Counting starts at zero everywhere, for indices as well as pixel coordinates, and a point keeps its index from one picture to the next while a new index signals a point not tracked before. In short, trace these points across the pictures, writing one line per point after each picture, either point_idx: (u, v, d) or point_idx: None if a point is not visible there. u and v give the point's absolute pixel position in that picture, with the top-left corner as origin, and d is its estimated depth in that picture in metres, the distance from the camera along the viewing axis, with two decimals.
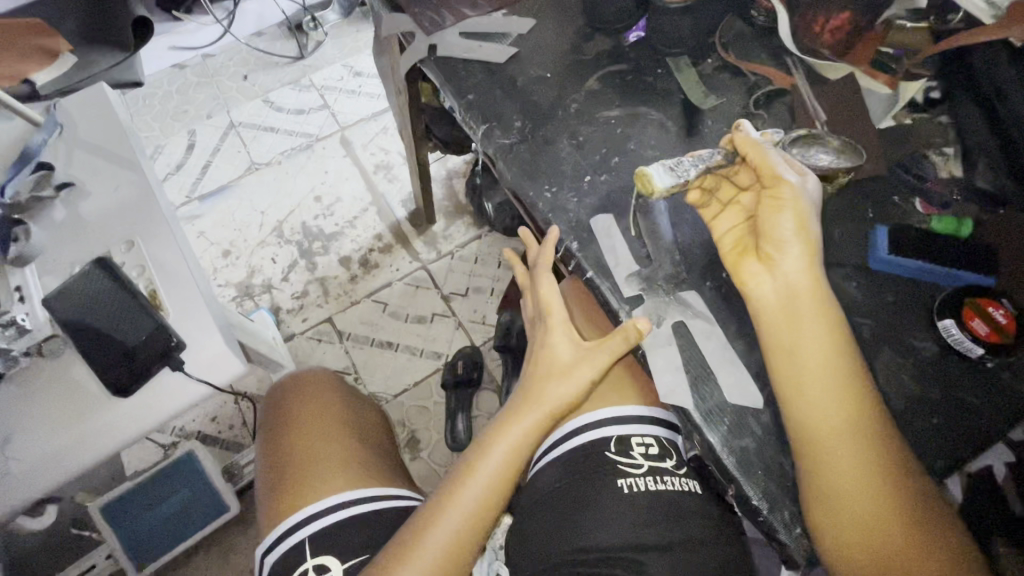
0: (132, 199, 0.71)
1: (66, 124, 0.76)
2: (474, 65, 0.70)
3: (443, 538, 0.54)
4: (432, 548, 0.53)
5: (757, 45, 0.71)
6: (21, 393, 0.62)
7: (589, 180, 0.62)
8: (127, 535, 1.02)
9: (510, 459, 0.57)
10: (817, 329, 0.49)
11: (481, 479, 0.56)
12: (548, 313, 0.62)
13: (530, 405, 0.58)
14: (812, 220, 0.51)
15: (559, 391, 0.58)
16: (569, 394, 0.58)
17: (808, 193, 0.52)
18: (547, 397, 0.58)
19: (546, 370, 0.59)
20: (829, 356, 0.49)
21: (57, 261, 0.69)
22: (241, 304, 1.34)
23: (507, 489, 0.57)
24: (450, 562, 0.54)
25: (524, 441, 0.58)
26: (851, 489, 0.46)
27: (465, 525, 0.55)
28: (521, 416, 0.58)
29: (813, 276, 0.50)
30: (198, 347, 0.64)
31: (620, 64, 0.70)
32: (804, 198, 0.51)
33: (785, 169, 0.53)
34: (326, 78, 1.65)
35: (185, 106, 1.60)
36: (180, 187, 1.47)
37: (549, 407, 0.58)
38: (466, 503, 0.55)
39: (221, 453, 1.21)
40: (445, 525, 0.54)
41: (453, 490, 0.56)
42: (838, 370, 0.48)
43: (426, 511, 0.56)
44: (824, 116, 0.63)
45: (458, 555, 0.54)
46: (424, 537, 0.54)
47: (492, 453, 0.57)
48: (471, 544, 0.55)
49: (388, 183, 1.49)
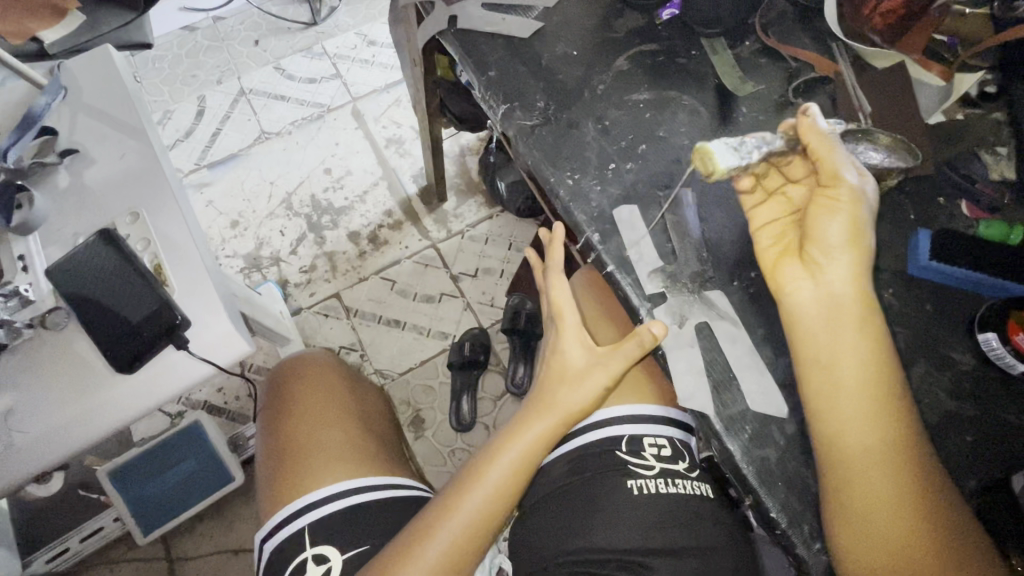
0: (137, 168, 0.69)
1: (70, 87, 0.73)
2: (496, 39, 0.66)
3: (447, 540, 0.52)
4: (438, 550, 0.52)
5: (800, 28, 0.66)
6: (24, 365, 0.61)
7: (614, 168, 0.59)
8: (134, 501, 1.03)
9: (522, 461, 0.55)
10: (858, 337, 0.45)
11: (490, 482, 0.54)
12: (558, 315, 0.58)
13: (542, 408, 0.56)
14: (867, 230, 0.47)
15: (571, 398, 0.55)
16: (581, 401, 0.55)
17: (868, 198, 0.47)
18: (559, 402, 0.56)
19: (558, 375, 0.57)
20: (869, 368, 0.45)
21: (61, 231, 0.67)
22: (249, 276, 1.32)
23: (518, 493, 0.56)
24: (456, 563, 0.52)
25: (536, 445, 0.56)
26: (877, 508, 0.44)
27: (471, 527, 0.53)
28: (533, 420, 0.56)
29: (859, 289, 0.46)
30: (202, 326, 0.63)
31: (651, 44, 0.66)
32: (863, 203, 0.46)
33: (849, 167, 0.47)
34: (339, 46, 1.60)
35: (195, 70, 1.56)
36: (189, 155, 1.45)
37: (561, 412, 0.55)
38: (474, 505, 0.54)
39: (227, 424, 1.21)
40: (450, 527, 0.53)
41: (461, 492, 0.55)
42: (876, 383, 0.45)
43: (432, 511, 0.55)
44: (870, 108, 0.59)
45: (463, 556, 0.53)
46: (431, 538, 0.52)
47: (503, 456, 0.56)
48: (478, 547, 0.54)
49: (400, 158, 1.45)
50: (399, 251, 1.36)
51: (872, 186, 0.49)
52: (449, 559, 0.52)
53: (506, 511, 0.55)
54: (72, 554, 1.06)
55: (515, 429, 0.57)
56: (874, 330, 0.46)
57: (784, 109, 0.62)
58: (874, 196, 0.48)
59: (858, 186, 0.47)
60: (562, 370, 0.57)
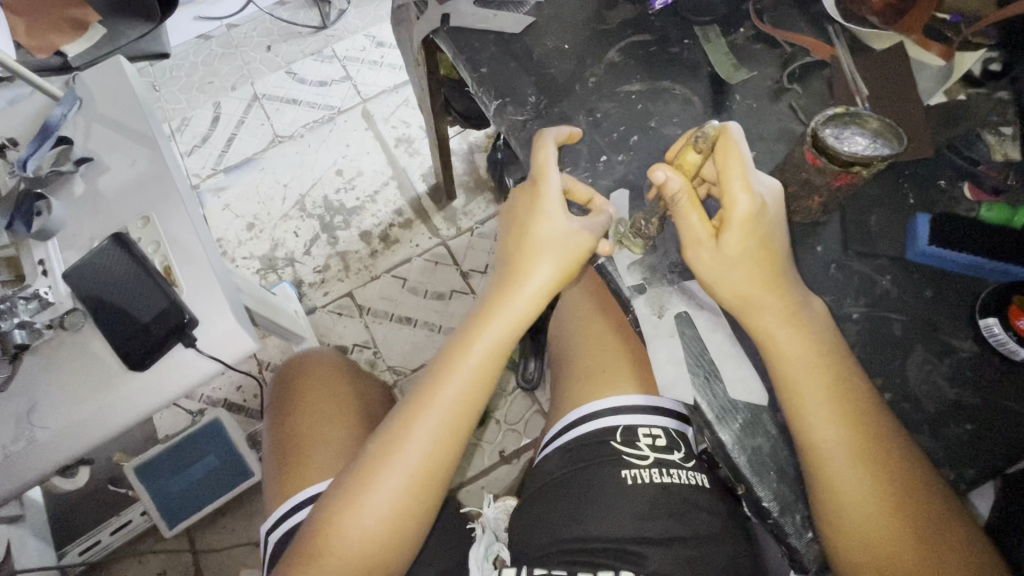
0: (149, 174, 0.71)
1: (85, 98, 0.76)
2: (488, 36, 0.67)
3: (423, 440, 0.54)
4: (397, 479, 0.53)
5: (796, 11, 0.65)
6: (44, 365, 0.64)
7: (605, 161, 0.59)
8: (159, 494, 1.08)
9: (492, 350, 0.56)
10: (788, 335, 0.47)
11: (443, 402, 0.55)
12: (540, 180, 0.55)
13: (502, 304, 0.56)
14: (729, 280, 0.48)
15: (541, 276, 0.55)
16: (551, 277, 0.55)
17: (709, 259, 0.49)
18: (524, 286, 0.55)
19: (517, 263, 0.56)
20: (821, 361, 0.47)
21: (77, 236, 0.71)
22: (265, 277, 1.36)
23: (474, 409, 0.57)
24: (424, 476, 0.54)
25: (491, 355, 0.56)
26: (854, 497, 0.44)
27: (446, 422, 0.55)
28: (489, 323, 0.56)
29: (790, 325, 0.47)
30: (209, 325, 0.65)
31: (643, 34, 0.65)
32: (715, 269, 0.48)
33: (694, 242, 0.49)
34: (348, 48, 1.62)
35: (210, 77, 1.60)
36: (205, 160, 1.49)
37: (528, 294, 0.55)
38: (427, 431, 0.54)
39: (245, 421, 1.24)
40: (424, 427, 0.54)
41: (411, 414, 0.55)
42: (832, 373, 0.46)
43: (381, 440, 0.55)
44: (867, 91, 0.58)
45: (441, 452, 0.54)
46: (388, 468, 0.53)
47: (456, 374, 0.55)
48: (438, 472, 0.55)
49: (409, 157, 1.47)
50: (409, 249, 1.38)
51: (724, 240, 0.48)
52: (414, 474, 0.53)
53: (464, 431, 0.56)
54: (102, 546, 1.11)
55: (481, 320, 0.56)
56: (805, 326, 0.47)
57: (779, 95, 0.61)
58: (724, 252, 0.48)
59: (693, 250, 0.49)
60: (517, 272, 0.56)
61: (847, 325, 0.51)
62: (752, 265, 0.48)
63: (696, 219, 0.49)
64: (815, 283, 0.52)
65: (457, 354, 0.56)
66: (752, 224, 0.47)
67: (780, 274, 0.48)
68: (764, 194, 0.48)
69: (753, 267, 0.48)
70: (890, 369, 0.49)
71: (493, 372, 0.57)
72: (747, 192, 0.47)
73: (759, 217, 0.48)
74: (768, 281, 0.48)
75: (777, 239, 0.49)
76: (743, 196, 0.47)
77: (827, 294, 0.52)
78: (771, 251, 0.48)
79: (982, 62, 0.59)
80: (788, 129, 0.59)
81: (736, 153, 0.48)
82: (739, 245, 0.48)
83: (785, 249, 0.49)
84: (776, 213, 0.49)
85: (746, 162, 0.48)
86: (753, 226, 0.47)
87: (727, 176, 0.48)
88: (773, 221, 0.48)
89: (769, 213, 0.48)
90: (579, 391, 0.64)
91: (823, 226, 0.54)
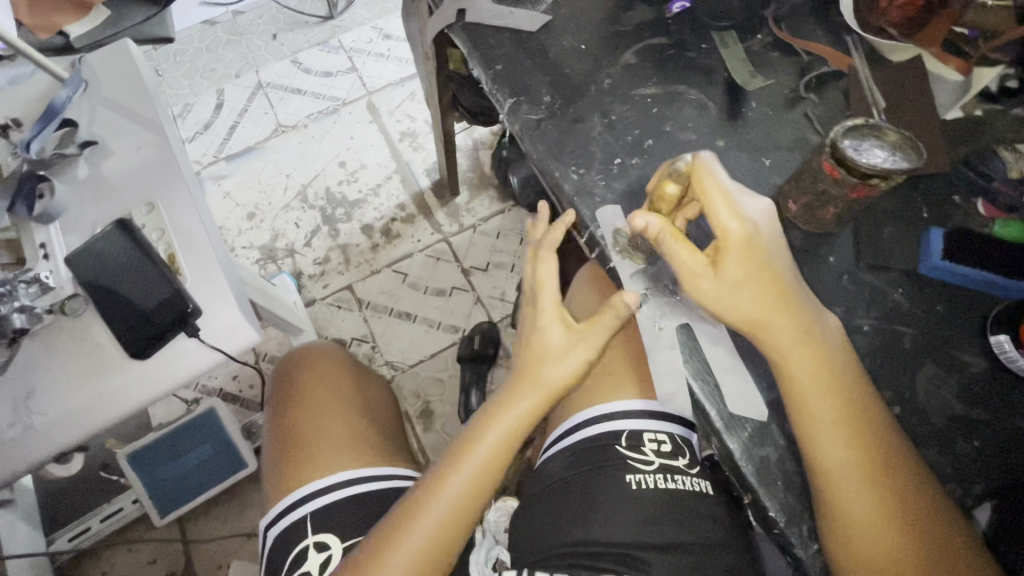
0: (154, 160, 0.71)
1: (90, 81, 0.75)
2: (504, 33, 0.66)
3: (432, 524, 0.52)
4: (403, 561, 0.50)
5: (814, 20, 0.64)
6: (42, 350, 0.63)
7: (619, 163, 0.59)
8: (151, 483, 1.07)
9: (507, 438, 0.55)
10: (800, 349, 0.47)
11: (455, 485, 0.53)
12: (540, 289, 0.57)
13: (518, 394, 0.55)
14: (735, 305, 0.47)
15: (556, 372, 0.55)
16: (566, 375, 0.55)
17: (710, 289, 0.48)
18: (539, 381, 0.55)
19: (538, 350, 0.56)
20: (830, 376, 0.46)
21: (79, 220, 0.69)
22: (264, 267, 1.35)
23: (485, 495, 0.55)
24: (432, 562, 0.51)
25: (513, 437, 0.55)
26: (861, 512, 0.44)
27: (456, 506, 0.53)
28: (511, 405, 0.55)
29: (802, 340, 0.47)
30: (212, 315, 0.64)
31: (660, 37, 0.65)
32: (716, 299, 0.47)
33: (691, 278, 0.48)
34: (354, 40, 1.61)
35: (214, 63, 1.58)
36: (207, 147, 1.47)
37: (544, 389, 0.55)
38: (438, 514, 0.52)
39: (241, 411, 1.23)
40: (435, 510, 0.52)
41: (430, 489, 0.53)
42: (842, 388, 0.46)
43: (391, 521, 0.53)
44: (884, 103, 0.58)
45: (449, 537, 0.52)
46: (396, 549, 0.51)
47: (468, 462, 0.54)
48: (445, 555, 0.52)
49: (413, 151, 1.46)
50: (411, 245, 1.37)
51: (724, 267, 0.47)
52: (422, 559, 0.51)
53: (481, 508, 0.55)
54: (92, 534, 1.11)
55: (497, 407, 0.56)
56: (817, 335, 0.47)
57: (794, 104, 0.60)
58: (727, 279, 0.47)
59: (693, 283, 0.48)
60: (532, 369, 0.56)
61: (858, 337, 0.51)
62: (757, 287, 0.47)
63: (689, 254, 0.48)
64: (827, 294, 0.52)
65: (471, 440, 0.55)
66: (748, 247, 0.47)
67: (787, 291, 0.48)
68: (754, 218, 0.49)
69: (757, 289, 0.47)
70: (899, 383, 0.49)
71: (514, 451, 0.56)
72: (736, 217, 0.48)
73: (752, 240, 0.48)
74: (778, 301, 0.47)
75: (777, 259, 0.48)
76: (732, 221, 0.48)
77: (839, 306, 0.52)
78: (774, 273, 0.48)
79: (999, 78, 0.58)
80: (803, 139, 0.59)
81: (713, 184, 0.49)
82: (740, 270, 0.47)
83: (789, 268, 0.49)
84: (771, 235, 0.49)
85: (726, 191, 0.49)
86: (746, 251, 0.47)
87: (711, 208, 0.48)
88: (770, 242, 0.48)
89: (763, 235, 0.48)
90: (584, 394, 0.64)
91: (836, 237, 0.54)
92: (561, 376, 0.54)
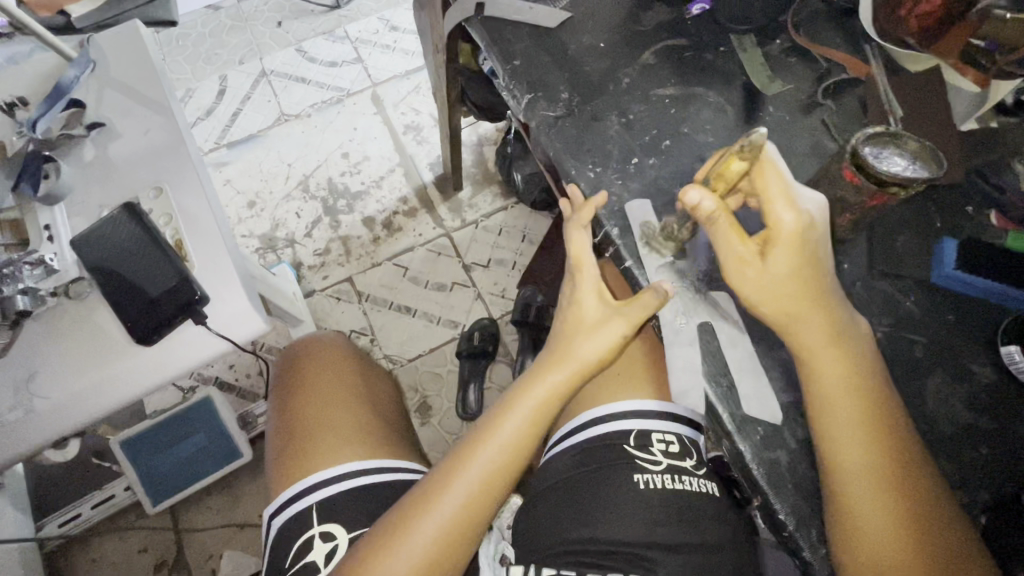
0: (162, 144, 0.70)
1: (98, 61, 0.74)
2: (522, 29, 0.66)
3: (461, 495, 0.52)
4: (429, 530, 0.50)
5: (832, 27, 0.65)
6: (46, 333, 0.62)
7: (636, 163, 0.59)
8: (145, 470, 1.06)
9: (538, 412, 0.55)
10: (827, 352, 0.47)
11: (485, 456, 0.53)
12: (578, 265, 0.57)
13: (551, 368, 0.55)
14: (777, 300, 0.47)
15: (589, 346, 0.55)
16: (600, 349, 0.54)
17: (756, 279, 0.47)
18: (570, 356, 0.55)
19: (570, 330, 0.56)
20: (854, 382, 0.46)
21: (85, 203, 0.68)
22: (264, 256, 1.34)
23: (516, 470, 0.54)
24: (459, 532, 0.51)
25: (539, 416, 0.54)
26: (873, 519, 0.44)
27: (485, 479, 0.52)
28: (537, 383, 0.55)
29: (831, 336, 0.47)
30: (220, 302, 0.64)
31: (679, 38, 0.65)
32: (760, 290, 0.47)
33: (736, 264, 0.48)
34: (361, 30, 1.60)
35: (218, 49, 1.57)
36: (209, 133, 1.46)
37: (576, 364, 0.55)
38: (466, 486, 0.52)
39: (237, 401, 1.22)
40: (464, 482, 0.52)
41: (454, 465, 0.53)
42: (866, 396, 0.46)
43: (418, 492, 0.53)
44: (901, 112, 0.58)
45: (477, 510, 0.52)
46: (422, 518, 0.51)
47: (497, 435, 0.54)
48: (472, 528, 0.52)
49: (417, 145, 1.45)
50: (413, 238, 1.36)
51: (771, 260, 0.46)
52: (449, 529, 0.50)
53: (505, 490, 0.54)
54: (83, 519, 1.09)
55: (528, 382, 0.56)
56: (833, 339, 0.47)
57: (811, 110, 0.61)
58: (772, 273, 0.47)
59: (736, 271, 0.48)
60: (564, 346, 0.56)
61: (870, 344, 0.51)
62: (801, 283, 0.47)
63: (738, 241, 0.47)
64: None
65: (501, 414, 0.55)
66: (801, 240, 0.46)
67: (824, 288, 0.47)
68: (810, 209, 0.47)
69: (799, 286, 0.47)
70: (910, 390, 0.49)
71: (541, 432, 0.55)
72: (792, 209, 0.46)
73: (806, 234, 0.46)
74: (814, 297, 0.47)
75: (823, 256, 0.47)
76: (787, 214, 0.46)
77: (851, 312, 0.52)
78: (818, 266, 0.47)
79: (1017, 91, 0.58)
80: (819, 145, 0.59)
81: (775, 171, 0.46)
82: (787, 264, 0.46)
83: (830, 265, 0.48)
84: (822, 229, 0.47)
85: (786, 179, 0.47)
86: (798, 246, 0.46)
87: (768, 196, 0.47)
88: (820, 236, 0.47)
89: (816, 230, 0.47)
90: (592, 393, 0.64)
91: (850, 244, 0.54)
92: (593, 351, 0.54)
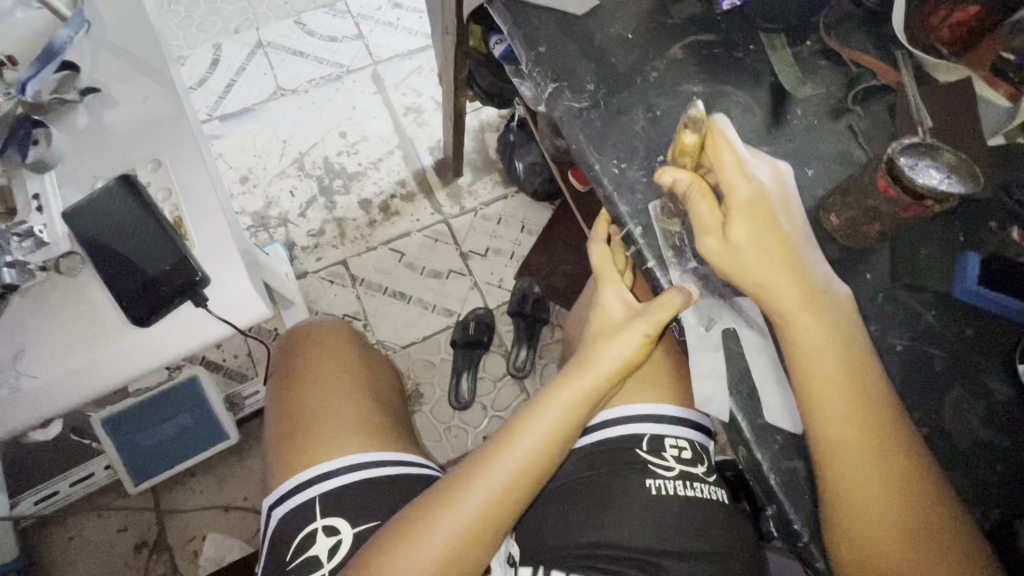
0: (161, 113, 0.66)
1: (94, 22, 0.69)
2: (547, 15, 0.64)
3: (483, 497, 0.50)
4: (447, 531, 0.49)
5: (863, 31, 0.63)
6: (34, 309, 0.59)
7: (662, 161, 0.57)
8: (128, 450, 1.02)
9: (566, 416, 0.53)
10: (827, 377, 0.46)
11: (509, 461, 0.51)
12: (601, 277, 0.59)
13: (580, 371, 0.54)
14: (743, 264, 0.47)
15: (616, 351, 0.54)
16: (626, 354, 0.53)
17: (718, 245, 0.48)
18: (599, 362, 0.54)
19: (597, 334, 0.56)
20: (873, 400, 0.45)
21: (77, 172, 0.65)
22: (256, 234, 1.30)
23: (541, 474, 0.53)
24: (479, 535, 0.50)
25: (561, 422, 0.53)
26: (889, 537, 0.43)
27: (509, 481, 0.51)
28: (560, 388, 0.54)
29: (824, 334, 0.46)
30: (221, 285, 0.61)
31: (707, 34, 0.63)
32: (727, 257, 0.48)
33: (705, 236, 0.48)
34: (363, 5, 1.54)
35: (213, 16, 1.50)
36: (201, 104, 1.41)
37: (603, 370, 0.54)
38: (490, 487, 0.51)
39: (224, 381, 1.19)
40: (488, 483, 0.51)
41: (477, 465, 0.52)
42: (877, 422, 0.45)
43: (438, 491, 0.52)
44: (930, 123, 0.57)
45: (499, 512, 0.50)
46: (441, 519, 0.50)
47: (524, 437, 0.52)
48: (494, 530, 0.51)
49: (417, 127, 1.41)
50: (410, 223, 1.33)
51: (731, 226, 0.47)
52: (469, 531, 0.49)
53: (526, 495, 0.52)
54: (61, 497, 1.05)
55: (555, 385, 0.55)
56: (850, 352, 0.46)
57: (840, 115, 0.60)
58: (732, 238, 0.47)
59: (705, 241, 0.48)
60: (592, 351, 0.55)
61: (890, 357, 0.51)
62: (762, 249, 0.47)
63: (707, 205, 0.48)
64: (864, 311, 0.52)
65: (528, 416, 0.53)
66: (757, 205, 0.47)
67: (794, 257, 0.47)
68: (760, 179, 0.48)
69: (763, 251, 0.47)
70: (928, 404, 0.49)
71: (564, 439, 0.53)
72: (744, 177, 0.48)
73: (761, 202, 0.48)
74: (781, 261, 0.47)
75: (784, 223, 0.48)
76: (740, 181, 0.48)
77: (873, 323, 0.52)
78: (780, 232, 0.47)
79: None
80: (846, 152, 0.58)
81: (726, 142, 0.48)
82: (746, 227, 0.47)
83: (795, 231, 0.48)
84: (779, 197, 0.49)
85: (737, 149, 0.48)
86: (756, 211, 0.47)
87: (721, 166, 0.48)
88: (778, 203, 0.48)
89: (770, 196, 0.48)
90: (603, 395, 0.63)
91: (874, 254, 0.54)
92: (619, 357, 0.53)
